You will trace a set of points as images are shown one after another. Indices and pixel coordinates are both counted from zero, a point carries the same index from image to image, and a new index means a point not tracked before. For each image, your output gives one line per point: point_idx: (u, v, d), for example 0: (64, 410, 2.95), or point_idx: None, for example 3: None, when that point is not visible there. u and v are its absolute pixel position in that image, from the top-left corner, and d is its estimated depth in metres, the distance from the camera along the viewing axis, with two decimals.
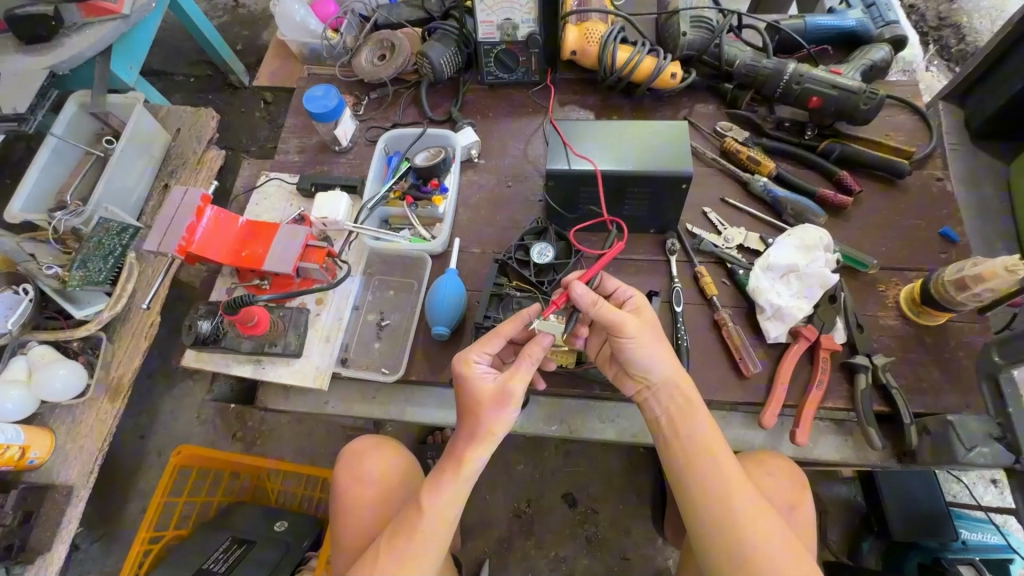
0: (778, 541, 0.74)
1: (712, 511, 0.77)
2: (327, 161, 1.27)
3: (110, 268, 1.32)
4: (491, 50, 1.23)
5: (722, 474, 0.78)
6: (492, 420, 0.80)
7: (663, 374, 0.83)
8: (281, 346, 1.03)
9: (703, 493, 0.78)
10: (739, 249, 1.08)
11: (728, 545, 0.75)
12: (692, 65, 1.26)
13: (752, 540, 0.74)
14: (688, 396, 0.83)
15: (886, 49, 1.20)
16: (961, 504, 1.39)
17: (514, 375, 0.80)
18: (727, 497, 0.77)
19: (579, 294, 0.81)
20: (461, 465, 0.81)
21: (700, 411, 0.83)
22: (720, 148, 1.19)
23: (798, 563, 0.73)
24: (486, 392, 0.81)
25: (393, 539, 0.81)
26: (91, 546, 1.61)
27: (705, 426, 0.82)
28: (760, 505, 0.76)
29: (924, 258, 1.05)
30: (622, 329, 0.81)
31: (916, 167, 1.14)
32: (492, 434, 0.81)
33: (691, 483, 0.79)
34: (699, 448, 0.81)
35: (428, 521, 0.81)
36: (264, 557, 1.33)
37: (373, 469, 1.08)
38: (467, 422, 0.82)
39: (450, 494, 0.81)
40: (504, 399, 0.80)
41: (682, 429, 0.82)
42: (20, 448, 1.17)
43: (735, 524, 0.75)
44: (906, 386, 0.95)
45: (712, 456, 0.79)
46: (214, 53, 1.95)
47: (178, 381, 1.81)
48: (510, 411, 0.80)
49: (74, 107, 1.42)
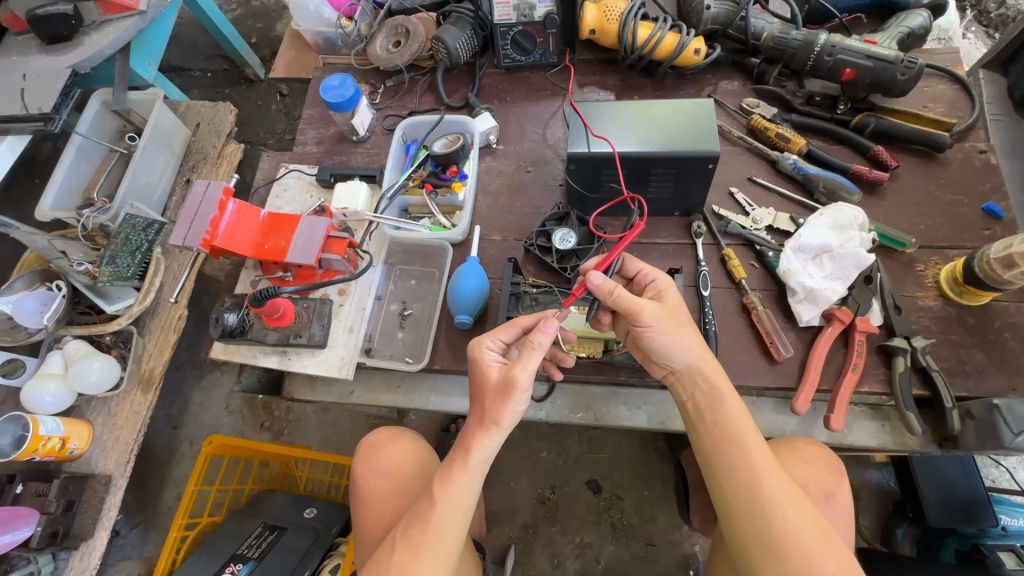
0: (807, 528, 0.71)
1: (740, 497, 0.75)
2: (345, 152, 1.27)
3: (138, 263, 1.34)
4: (508, 32, 1.21)
5: (751, 459, 0.76)
6: (498, 411, 0.79)
7: (687, 360, 0.82)
8: (306, 336, 1.04)
9: (731, 478, 0.77)
10: (768, 230, 1.05)
11: (755, 530, 0.73)
12: (716, 40, 1.22)
13: (781, 525, 0.72)
14: (715, 380, 0.81)
15: (925, 14, 1.14)
16: (1001, 489, 1.35)
17: (518, 365, 0.78)
18: (758, 486, 0.75)
19: (595, 282, 0.79)
20: (469, 455, 0.81)
21: (728, 396, 0.80)
22: (747, 126, 1.14)
23: (829, 550, 0.70)
24: (492, 381, 0.81)
25: (406, 532, 0.82)
26: (131, 532, 1.67)
27: (733, 410, 0.80)
28: (790, 490, 0.74)
29: (966, 235, 1.00)
30: (639, 316, 0.80)
31: (957, 139, 1.08)
32: (499, 425, 0.80)
33: (719, 468, 0.78)
34: (726, 432, 0.79)
35: (439, 514, 0.81)
36: (295, 542, 1.36)
37: (385, 462, 1.10)
38: (477, 411, 0.82)
39: (458, 486, 0.82)
40: (509, 389, 0.78)
41: (710, 414, 0.81)
42: (60, 439, 1.21)
43: (763, 509, 0.73)
44: (948, 369, 0.91)
45: (740, 441, 0.78)
46: (229, 47, 1.95)
47: (206, 372, 1.85)
48: (515, 402, 0.79)
49: (97, 105, 1.44)
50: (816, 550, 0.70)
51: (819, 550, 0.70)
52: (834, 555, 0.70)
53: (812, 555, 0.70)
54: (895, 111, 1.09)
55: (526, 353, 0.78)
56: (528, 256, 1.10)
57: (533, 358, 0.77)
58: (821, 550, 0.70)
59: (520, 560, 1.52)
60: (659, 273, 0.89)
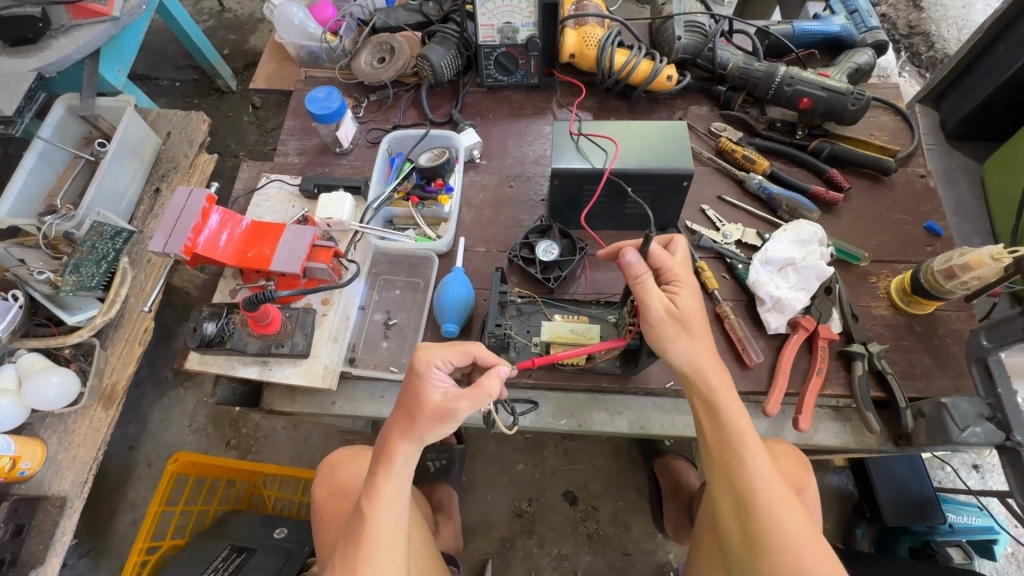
0: (797, 526, 0.72)
1: (735, 498, 0.76)
2: (328, 163, 1.27)
3: (103, 273, 1.28)
4: (492, 53, 1.26)
5: (748, 466, 0.76)
6: (426, 430, 0.78)
7: (690, 361, 0.81)
8: (289, 346, 1.03)
9: (731, 480, 0.77)
10: (737, 245, 1.12)
11: (745, 522, 0.75)
12: (686, 68, 1.31)
13: (768, 521, 0.73)
14: (715, 390, 0.81)
15: (870, 52, 1.26)
16: (947, 489, 1.45)
17: (465, 398, 0.76)
18: (748, 478, 0.76)
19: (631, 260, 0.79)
20: (390, 464, 0.80)
21: (729, 405, 0.80)
22: (715, 148, 1.22)
23: (815, 546, 0.71)
24: (429, 404, 0.77)
25: (343, 554, 0.80)
26: (79, 562, 1.56)
27: (735, 417, 0.80)
28: (784, 494, 0.75)
29: (911, 250, 1.10)
30: (648, 311, 0.80)
31: (901, 164, 1.19)
32: (422, 440, 0.79)
33: (719, 470, 0.79)
34: (727, 439, 0.79)
35: (372, 526, 0.79)
36: (264, 564, 1.30)
37: (343, 480, 1.09)
38: (400, 420, 0.80)
39: (386, 494, 0.80)
40: (444, 415, 0.77)
41: (709, 422, 0.81)
42: (11, 458, 1.13)
43: (753, 505, 0.74)
44: (900, 372, 0.99)
45: (740, 449, 0.78)
46: (200, 58, 1.93)
47: (169, 389, 1.77)
48: (447, 427, 0.78)
49: (62, 110, 1.39)
50: (805, 546, 0.71)
51: (807, 547, 0.71)
52: (819, 547, 0.71)
53: (802, 551, 0.71)
54: (847, 138, 1.20)
55: (478, 391, 0.77)
56: (512, 267, 1.13)
57: (483, 400, 0.77)
58: (810, 548, 0.71)
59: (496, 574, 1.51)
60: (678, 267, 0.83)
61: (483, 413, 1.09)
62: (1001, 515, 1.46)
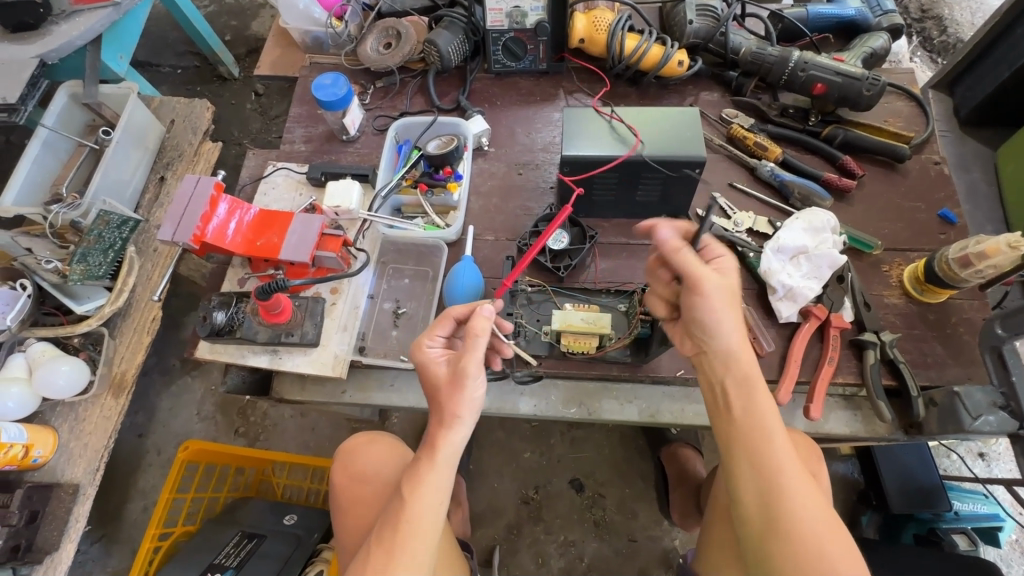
0: (819, 515, 0.72)
1: (760, 485, 0.74)
2: (334, 151, 1.26)
3: (110, 262, 1.30)
4: (500, 39, 1.24)
5: (773, 453, 0.75)
6: (453, 403, 0.79)
7: (732, 343, 0.78)
8: (298, 335, 1.03)
9: (754, 466, 0.75)
10: (748, 233, 1.11)
11: (768, 512, 0.73)
12: (698, 53, 1.29)
13: (793, 510, 0.72)
14: (750, 374, 0.78)
15: (885, 37, 1.23)
16: (953, 477, 1.46)
17: (466, 354, 0.80)
18: (776, 467, 0.74)
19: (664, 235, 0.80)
20: (435, 451, 0.80)
21: (762, 390, 0.77)
22: (726, 135, 1.21)
23: (836, 538, 0.71)
24: (441, 376, 0.82)
25: (380, 536, 0.81)
26: (92, 547, 1.58)
27: (766, 405, 0.77)
28: (810, 483, 0.74)
29: (925, 238, 1.09)
30: (699, 286, 0.77)
31: (915, 151, 1.18)
32: (457, 418, 0.80)
33: (740, 454, 0.76)
34: (757, 426, 0.76)
35: (411, 514, 0.80)
36: (275, 550, 1.32)
37: (364, 466, 1.10)
38: (434, 407, 0.82)
39: (428, 483, 0.80)
40: (461, 380, 0.79)
41: (738, 407, 0.78)
42: (23, 446, 1.14)
43: (779, 495, 0.73)
44: (911, 361, 0.99)
45: (769, 435, 0.76)
46: (203, 44, 1.90)
47: (177, 377, 1.78)
48: (469, 391, 0.79)
49: (66, 98, 1.38)
50: (828, 537, 0.71)
51: (830, 538, 0.71)
52: (841, 541, 0.72)
53: (824, 543, 0.71)
54: (861, 124, 1.18)
55: (470, 342, 0.79)
56: (521, 256, 1.12)
57: (478, 341, 0.79)
58: (833, 541, 0.71)
59: (504, 560, 1.53)
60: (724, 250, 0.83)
61: (493, 401, 1.09)
62: (1007, 503, 1.47)
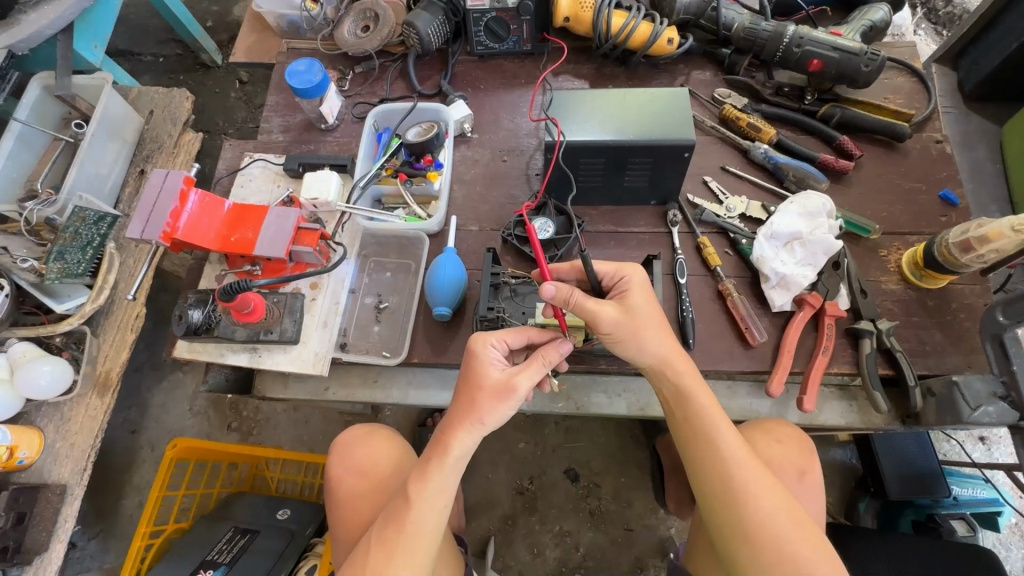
0: (778, 514, 0.75)
1: (713, 487, 0.79)
2: (313, 141, 1.22)
3: (89, 260, 1.25)
4: (481, 19, 1.18)
5: (722, 453, 0.79)
6: (487, 410, 0.78)
7: (660, 354, 0.83)
8: (277, 332, 1.00)
9: (704, 466, 0.80)
10: (741, 219, 1.07)
11: (729, 511, 0.77)
12: (688, 30, 1.23)
13: (752, 509, 0.75)
14: (682, 378, 0.83)
15: (886, 8, 1.17)
16: (952, 462, 1.44)
17: (525, 371, 0.78)
18: (726, 469, 0.78)
19: (549, 294, 0.79)
20: (447, 453, 0.79)
21: (695, 392, 0.83)
22: (718, 116, 1.16)
23: (799, 531, 0.73)
24: (489, 380, 0.79)
25: (382, 533, 0.79)
26: (89, 543, 1.58)
27: (703, 406, 0.82)
28: (762, 477, 0.77)
29: (925, 221, 1.05)
30: (597, 323, 0.81)
31: (916, 130, 1.13)
32: (483, 424, 0.78)
33: (694, 461, 0.82)
34: (698, 428, 0.82)
35: (415, 515, 0.78)
36: (268, 545, 1.30)
37: (362, 461, 1.01)
38: (463, 399, 0.80)
39: (434, 483, 0.79)
40: (506, 393, 0.77)
41: (679, 410, 0.84)
42: (7, 448, 1.11)
43: (735, 494, 0.77)
44: (910, 349, 0.96)
45: (711, 435, 0.81)
46: (182, 31, 1.84)
47: (168, 373, 1.76)
48: (507, 407, 0.78)
49: (38, 90, 1.33)
50: (789, 530, 0.73)
51: (792, 534, 0.73)
52: (804, 535, 0.73)
53: (782, 536, 0.73)
54: (859, 102, 1.13)
55: (535, 363, 0.79)
56: (506, 246, 1.09)
57: (542, 368, 0.79)
58: (792, 535, 0.73)
59: (500, 551, 1.52)
60: (626, 271, 0.86)
61: None
62: (1007, 487, 1.44)
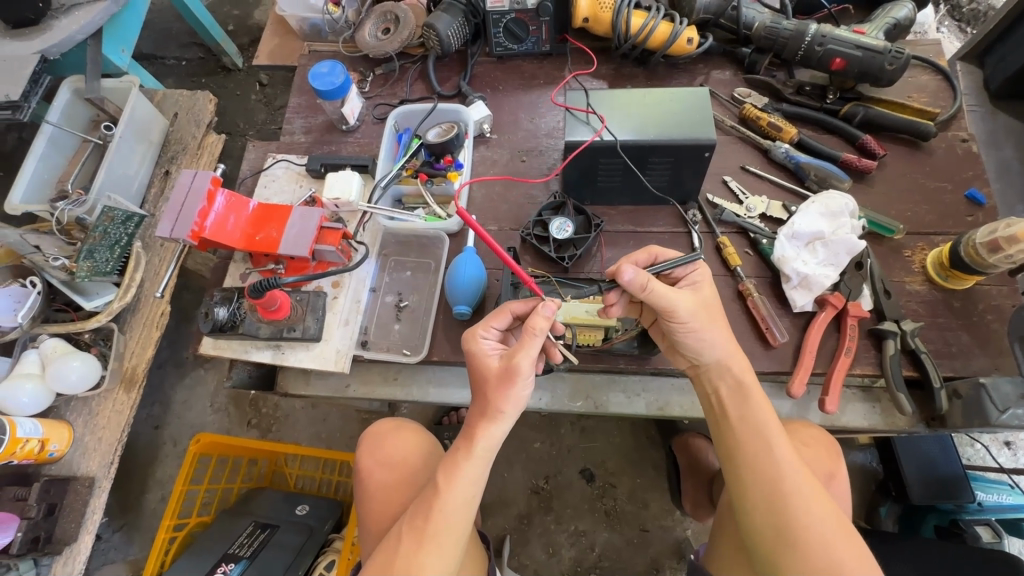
0: (826, 522, 0.74)
1: (761, 491, 0.78)
2: (334, 142, 1.24)
3: (116, 258, 1.29)
4: (501, 20, 1.20)
5: (775, 458, 0.79)
6: (500, 399, 0.79)
7: (721, 352, 0.84)
8: (300, 330, 1.02)
9: (754, 468, 0.79)
10: (761, 218, 1.07)
11: (776, 517, 0.76)
12: (708, 30, 1.23)
13: (801, 516, 0.74)
14: (744, 378, 0.84)
15: (910, 6, 1.16)
16: (977, 467, 1.41)
17: (521, 350, 0.78)
18: (778, 474, 0.78)
19: (628, 279, 0.78)
20: (473, 444, 0.81)
21: (755, 393, 0.83)
22: (738, 116, 1.16)
23: (844, 539, 0.73)
24: (493, 369, 0.81)
25: (412, 521, 0.81)
26: (113, 536, 1.62)
27: (760, 407, 0.83)
28: (812, 483, 0.77)
29: (950, 221, 1.04)
30: (673, 313, 0.82)
31: (940, 128, 1.11)
32: (501, 413, 0.80)
33: (744, 464, 0.80)
34: (754, 429, 0.82)
35: (443, 504, 0.80)
36: (288, 540, 1.33)
37: (391, 453, 1.02)
38: (479, 401, 0.82)
39: (466, 475, 0.81)
40: (512, 375, 0.78)
41: (735, 409, 0.84)
42: (40, 441, 1.14)
43: (785, 501, 0.76)
44: (934, 350, 0.94)
45: (767, 437, 0.80)
46: (205, 34, 1.88)
47: (190, 370, 1.79)
48: (519, 388, 0.79)
49: (69, 93, 1.37)
50: (834, 539, 0.73)
51: (838, 543, 0.73)
52: (849, 543, 0.73)
53: (830, 545, 0.72)
54: (882, 101, 1.12)
55: (526, 340, 0.78)
56: (525, 245, 1.09)
57: (534, 343, 0.78)
58: (840, 544, 0.72)
59: (515, 550, 1.53)
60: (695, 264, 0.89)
61: None
62: None
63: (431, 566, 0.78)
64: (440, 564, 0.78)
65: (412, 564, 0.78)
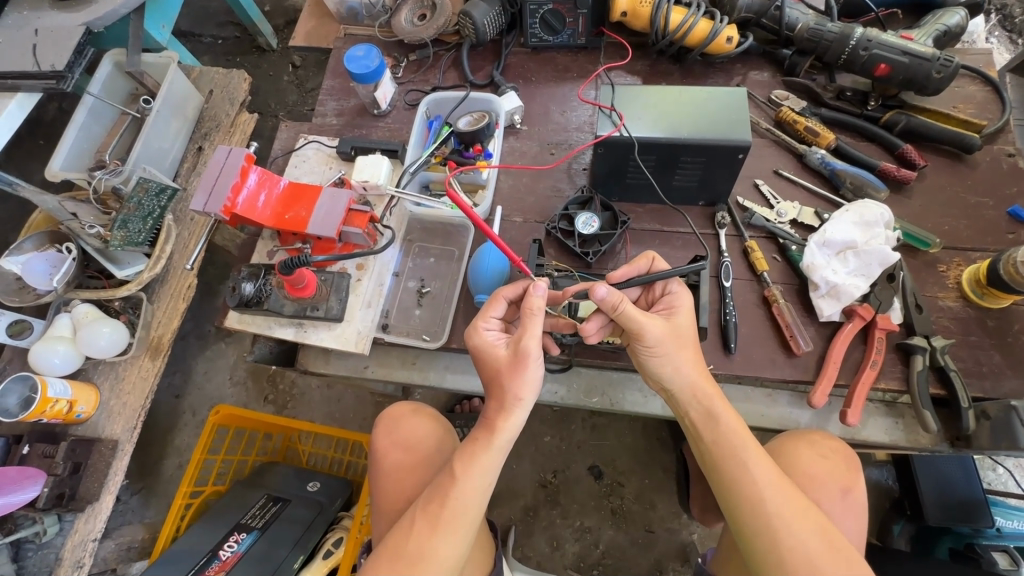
0: (815, 540, 0.74)
1: (745, 512, 0.77)
2: (365, 125, 1.25)
3: (149, 229, 1.30)
4: (538, 11, 1.19)
5: (751, 476, 0.78)
6: (517, 385, 0.80)
7: (688, 378, 0.84)
8: (323, 309, 1.03)
9: (735, 494, 0.79)
10: (792, 224, 1.05)
11: (763, 538, 0.75)
12: (749, 29, 1.20)
13: (785, 534, 0.74)
14: (712, 402, 0.84)
15: (962, 13, 1.12)
16: (997, 491, 1.37)
17: (525, 333, 0.80)
18: (756, 495, 0.77)
19: (602, 296, 0.78)
20: (493, 434, 0.82)
21: (725, 414, 0.83)
22: (774, 118, 1.14)
23: (834, 556, 0.73)
24: (501, 358, 0.82)
25: (425, 507, 0.82)
26: (131, 499, 1.66)
27: (730, 428, 0.82)
28: (793, 502, 0.76)
29: (990, 238, 1.00)
30: (642, 337, 0.82)
31: (986, 141, 1.08)
32: (520, 400, 0.81)
33: (723, 486, 0.80)
34: (727, 449, 0.81)
35: (459, 490, 0.81)
36: (298, 515, 1.34)
37: (405, 437, 1.03)
38: (494, 393, 0.83)
39: (480, 463, 0.82)
40: (522, 358, 0.80)
41: (708, 431, 0.83)
42: (68, 402, 1.18)
43: (769, 520, 0.75)
44: (964, 369, 0.92)
45: (741, 458, 0.80)
46: (242, 14, 1.89)
47: (212, 343, 1.83)
48: (532, 370, 0.80)
49: (110, 66, 1.40)
50: (823, 557, 0.73)
51: (828, 560, 0.72)
52: (839, 562, 0.72)
53: (817, 562, 0.72)
54: (925, 110, 1.09)
55: (527, 322, 0.80)
56: (549, 238, 1.09)
57: (535, 322, 0.80)
58: (828, 561, 0.72)
59: (520, 541, 1.54)
60: (677, 287, 0.89)
61: None
62: None
63: (443, 551, 0.79)
64: (451, 549, 0.79)
65: (424, 549, 0.79)
